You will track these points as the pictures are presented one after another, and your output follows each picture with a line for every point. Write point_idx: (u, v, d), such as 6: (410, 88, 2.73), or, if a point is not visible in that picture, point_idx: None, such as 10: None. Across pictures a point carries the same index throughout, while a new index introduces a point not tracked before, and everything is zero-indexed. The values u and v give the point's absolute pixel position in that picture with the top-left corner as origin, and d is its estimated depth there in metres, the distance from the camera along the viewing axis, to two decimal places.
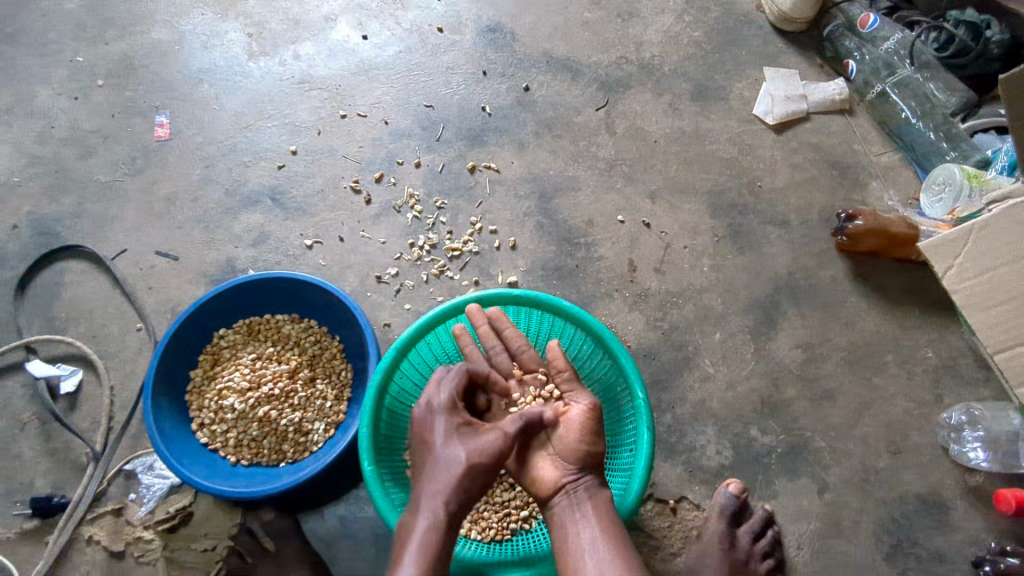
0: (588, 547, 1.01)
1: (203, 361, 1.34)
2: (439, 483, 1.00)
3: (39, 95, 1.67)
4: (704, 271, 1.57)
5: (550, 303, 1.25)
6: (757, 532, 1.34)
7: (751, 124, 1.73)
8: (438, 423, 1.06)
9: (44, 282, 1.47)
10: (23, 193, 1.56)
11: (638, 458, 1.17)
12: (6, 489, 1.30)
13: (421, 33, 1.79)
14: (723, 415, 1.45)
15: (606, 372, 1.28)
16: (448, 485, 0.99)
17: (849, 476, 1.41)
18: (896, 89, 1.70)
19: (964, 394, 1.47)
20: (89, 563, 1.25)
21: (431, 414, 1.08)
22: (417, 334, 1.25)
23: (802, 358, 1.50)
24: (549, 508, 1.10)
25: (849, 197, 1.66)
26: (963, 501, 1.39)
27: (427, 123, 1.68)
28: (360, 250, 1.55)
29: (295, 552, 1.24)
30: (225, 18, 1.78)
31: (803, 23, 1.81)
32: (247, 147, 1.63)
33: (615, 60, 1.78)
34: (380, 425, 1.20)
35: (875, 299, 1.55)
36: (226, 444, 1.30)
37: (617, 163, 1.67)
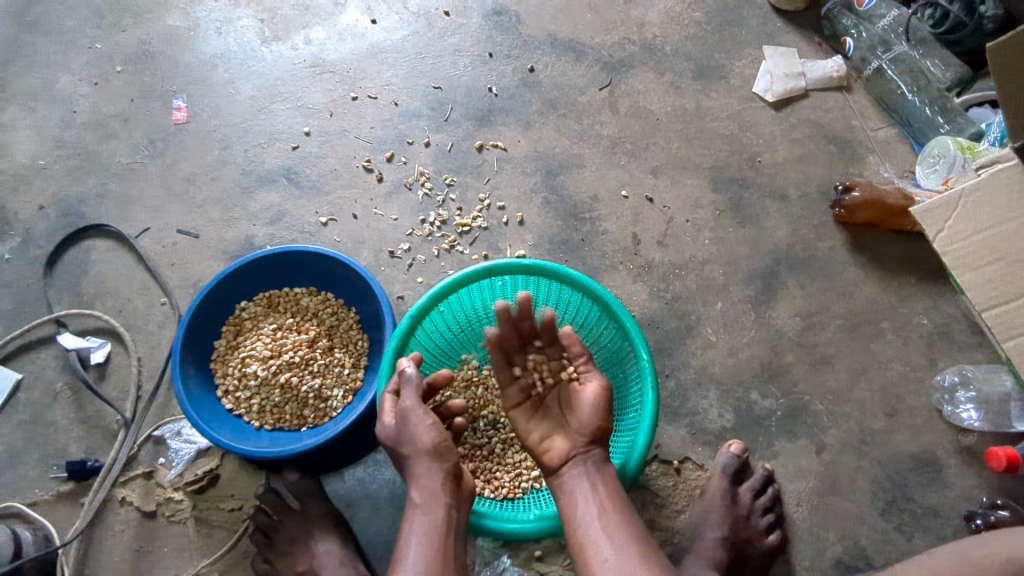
0: (598, 513, 1.07)
1: (226, 332, 1.40)
2: (417, 474, 1.11)
3: (61, 81, 1.72)
4: (707, 243, 1.62)
5: (558, 272, 1.30)
6: (758, 489, 1.40)
7: (751, 102, 1.77)
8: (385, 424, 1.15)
9: (71, 260, 1.54)
10: (48, 176, 1.62)
11: (644, 417, 1.22)
12: (41, 454, 1.37)
13: (428, 17, 1.84)
14: (725, 380, 1.50)
15: (613, 339, 1.33)
16: (421, 473, 1.11)
17: (847, 437, 1.47)
18: (893, 65, 1.74)
19: (958, 358, 1.53)
20: (123, 522, 1.32)
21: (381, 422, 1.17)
22: (429, 304, 1.29)
23: (801, 326, 1.56)
24: (556, 473, 1.14)
25: (846, 171, 1.71)
26: (956, 459, 1.45)
27: (436, 104, 1.73)
28: (373, 226, 1.61)
29: (318, 509, 1.30)
30: (238, 5, 1.83)
31: (802, 3, 1.85)
32: (262, 129, 1.69)
33: (618, 41, 1.83)
34: None
35: (871, 268, 1.60)
36: (250, 410, 1.36)
37: (621, 141, 1.72)
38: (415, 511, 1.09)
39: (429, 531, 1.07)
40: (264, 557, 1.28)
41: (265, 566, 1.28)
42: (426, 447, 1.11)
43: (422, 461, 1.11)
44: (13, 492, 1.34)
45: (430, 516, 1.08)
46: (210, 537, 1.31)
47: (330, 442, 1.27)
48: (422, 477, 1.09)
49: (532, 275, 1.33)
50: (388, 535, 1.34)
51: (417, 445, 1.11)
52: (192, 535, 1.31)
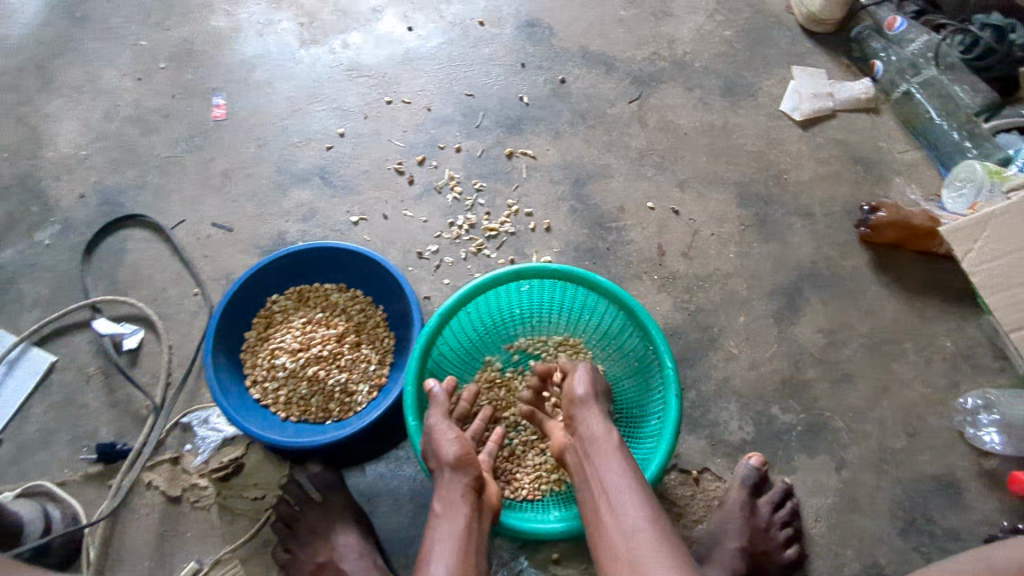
0: (615, 495, 1.04)
1: (257, 323, 1.43)
2: (440, 485, 1.14)
3: (106, 75, 1.77)
4: (731, 257, 1.64)
5: (585, 277, 1.31)
6: (777, 503, 1.40)
7: (779, 120, 1.79)
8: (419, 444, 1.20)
9: (109, 248, 1.58)
10: (90, 166, 1.67)
11: (667, 423, 1.23)
12: (72, 436, 1.40)
13: (463, 26, 1.88)
14: (746, 393, 1.51)
15: (637, 346, 1.35)
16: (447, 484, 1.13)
17: (867, 455, 1.47)
18: (922, 88, 1.76)
19: (981, 381, 1.52)
20: (148, 506, 1.34)
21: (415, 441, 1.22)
22: (457, 304, 1.30)
23: (823, 342, 1.56)
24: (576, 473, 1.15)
25: (872, 191, 1.72)
26: (977, 482, 1.45)
27: (468, 111, 1.76)
28: (402, 227, 1.64)
29: (340, 501, 1.31)
30: (280, 9, 1.88)
31: (832, 25, 1.88)
32: (298, 128, 1.73)
33: (648, 56, 1.86)
34: (423, 385, 1.28)
35: (895, 289, 1.61)
36: (277, 401, 1.38)
37: (649, 153, 1.74)
38: (438, 518, 1.10)
39: (451, 535, 1.06)
40: (284, 547, 1.29)
41: (285, 555, 1.29)
42: (446, 458, 1.14)
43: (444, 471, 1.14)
44: (42, 471, 1.37)
45: (451, 522, 1.08)
46: (233, 524, 1.33)
47: (355, 435, 1.29)
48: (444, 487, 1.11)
49: (559, 279, 1.34)
50: (407, 531, 1.35)
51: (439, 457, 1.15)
52: (216, 521, 1.33)
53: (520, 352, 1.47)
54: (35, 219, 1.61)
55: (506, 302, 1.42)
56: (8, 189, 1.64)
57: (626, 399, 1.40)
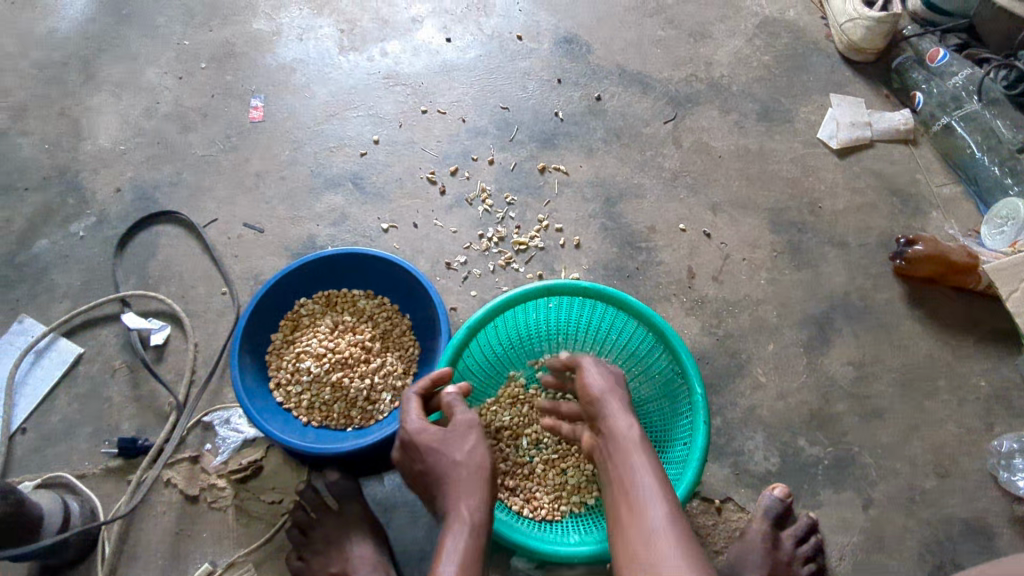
0: (638, 493, 0.95)
1: (283, 326, 1.43)
2: (454, 491, 1.04)
3: (148, 72, 1.80)
4: (762, 283, 1.61)
5: (616, 297, 1.29)
6: (800, 537, 1.36)
7: (816, 147, 1.77)
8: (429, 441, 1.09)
9: (141, 243, 1.59)
10: (127, 160, 1.68)
11: (693, 450, 1.21)
12: (94, 429, 1.40)
13: (502, 40, 1.88)
14: (772, 423, 1.48)
15: (665, 369, 1.33)
16: (465, 489, 1.03)
17: (895, 494, 1.43)
18: (963, 122, 1.73)
19: (1015, 424, 1.49)
20: (165, 504, 1.33)
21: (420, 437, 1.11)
22: (485, 318, 1.29)
23: (853, 375, 1.53)
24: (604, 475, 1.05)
25: (908, 224, 1.69)
26: (1008, 529, 1.40)
27: (502, 124, 1.76)
28: (432, 237, 1.63)
29: (357, 511, 1.29)
30: (320, 15, 1.90)
31: (872, 55, 1.86)
32: (333, 133, 1.74)
33: (685, 78, 1.85)
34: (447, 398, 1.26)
35: (930, 325, 1.58)
36: (299, 405, 1.38)
37: (682, 174, 1.73)
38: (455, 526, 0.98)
39: (473, 548, 0.94)
40: (298, 554, 1.27)
41: (299, 562, 1.27)
42: (470, 458, 1.07)
43: (462, 474, 1.05)
44: (63, 462, 1.37)
45: (473, 535, 0.97)
46: (249, 527, 1.32)
47: (377, 445, 1.28)
48: (467, 492, 1.02)
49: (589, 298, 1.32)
50: (423, 544, 1.33)
51: (456, 457, 1.07)
52: (232, 523, 1.32)
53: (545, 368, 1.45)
54: (71, 211, 1.62)
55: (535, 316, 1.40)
56: (46, 180, 1.66)
57: (652, 422, 1.38)
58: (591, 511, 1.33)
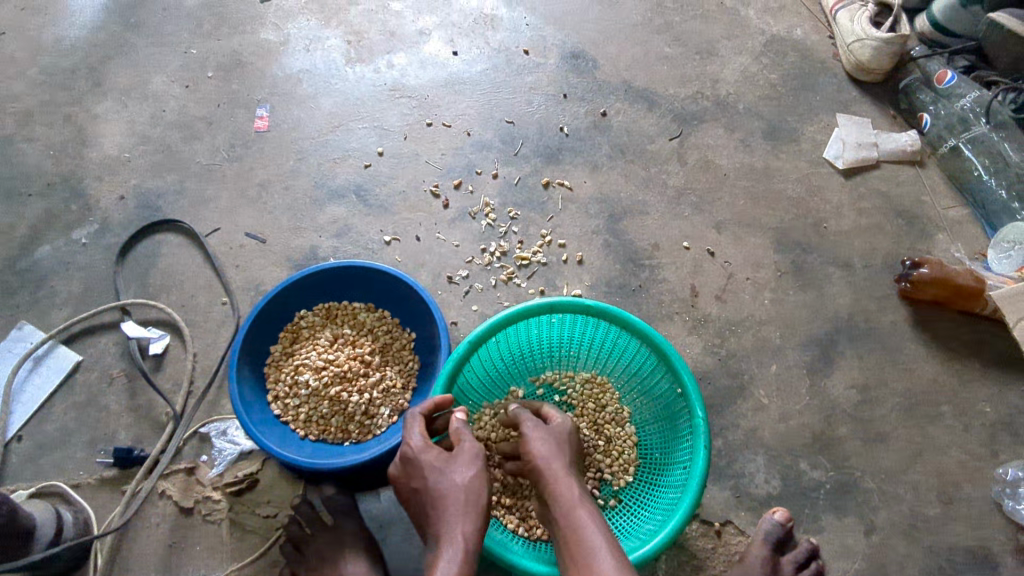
0: (591, 559, 0.97)
1: (283, 337, 1.42)
2: (447, 517, 1.04)
3: (154, 80, 1.80)
4: (765, 303, 1.60)
5: (619, 316, 1.28)
6: (800, 562, 1.34)
7: (822, 167, 1.77)
8: (430, 462, 1.09)
9: (143, 251, 1.59)
10: (131, 168, 1.68)
11: (693, 474, 1.19)
12: (90, 438, 1.39)
13: (508, 53, 1.89)
14: (774, 445, 1.46)
15: (667, 390, 1.31)
16: (458, 516, 1.03)
17: (897, 520, 1.41)
18: (970, 145, 1.72)
19: (1020, 452, 1.47)
20: (159, 515, 1.32)
21: (421, 458, 1.10)
22: (485, 334, 1.28)
23: (857, 399, 1.51)
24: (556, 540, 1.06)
25: (913, 246, 1.68)
26: (1013, 559, 1.38)
27: (507, 138, 1.76)
28: (434, 250, 1.63)
29: (352, 527, 1.28)
30: (328, 26, 1.90)
31: (879, 75, 1.86)
32: (338, 144, 1.73)
33: (691, 95, 1.85)
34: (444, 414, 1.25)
35: (935, 349, 1.56)
36: (297, 418, 1.37)
37: (687, 192, 1.72)
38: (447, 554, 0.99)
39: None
40: (292, 570, 1.26)
41: None
42: (468, 486, 1.07)
43: (458, 500, 1.05)
44: (58, 471, 1.37)
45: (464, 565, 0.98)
46: (242, 541, 1.31)
47: (373, 461, 1.27)
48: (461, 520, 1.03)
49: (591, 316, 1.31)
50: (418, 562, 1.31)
51: (456, 482, 1.07)
52: (225, 537, 1.31)
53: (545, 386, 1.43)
54: (73, 217, 1.62)
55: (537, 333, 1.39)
56: (50, 186, 1.66)
57: (652, 443, 1.36)
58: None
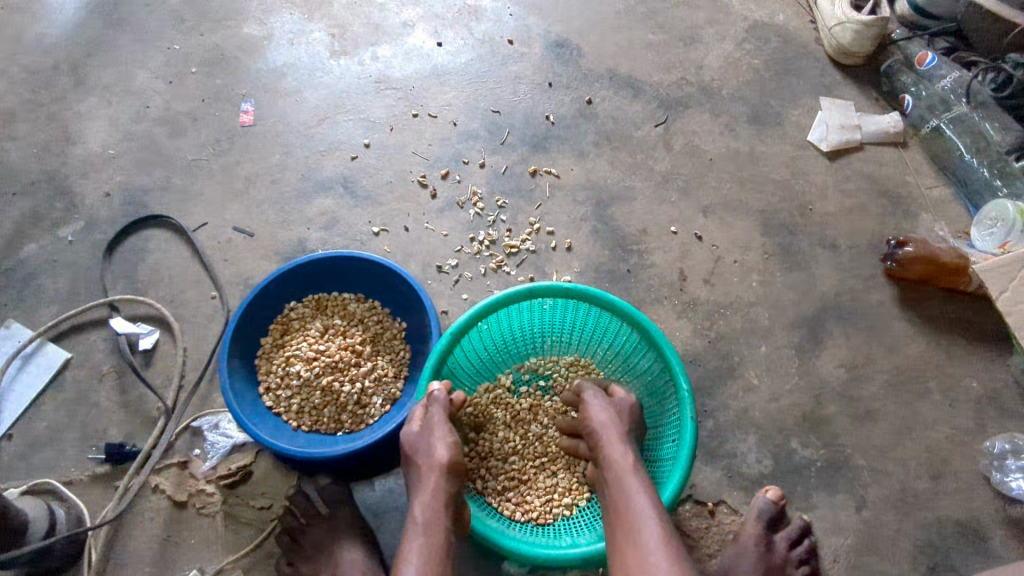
0: (635, 515, 1.03)
1: (273, 330, 1.42)
2: (425, 489, 1.10)
3: (138, 77, 1.79)
4: (753, 285, 1.61)
5: (598, 296, 1.28)
6: (794, 539, 1.35)
7: (806, 150, 1.78)
8: (410, 441, 1.16)
9: (130, 247, 1.58)
10: (116, 165, 1.68)
11: (682, 446, 1.20)
12: (81, 435, 1.38)
13: (492, 44, 1.89)
14: (765, 426, 1.48)
15: (652, 368, 1.32)
16: (432, 488, 1.09)
17: (888, 495, 1.43)
18: (952, 124, 1.75)
19: (1007, 425, 1.49)
20: (153, 510, 1.32)
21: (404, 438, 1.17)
22: (469, 323, 1.27)
23: (845, 377, 1.53)
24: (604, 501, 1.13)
25: (898, 226, 1.69)
26: (1001, 530, 1.40)
27: (493, 127, 1.77)
28: (423, 240, 1.63)
29: (347, 516, 1.28)
30: (311, 19, 1.90)
31: (861, 58, 1.87)
32: (324, 138, 1.73)
33: (675, 81, 1.86)
34: None
35: (921, 327, 1.58)
36: (289, 410, 1.37)
37: (673, 177, 1.73)
38: (413, 525, 1.05)
39: (429, 546, 1.01)
40: (288, 559, 1.26)
41: (289, 567, 1.26)
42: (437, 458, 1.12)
43: (428, 472, 1.11)
44: (50, 469, 1.36)
45: (427, 534, 1.03)
46: (237, 533, 1.31)
47: (366, 449, 1.27)
48: (431, 490, 1.08)
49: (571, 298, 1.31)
50: None
51: (430, 456, 1.13)
52: (221, 529, 1.31)
53: (533, 372, 1.44)
54: (59, 215, 1.61)
55: (520, 320, 1.39)
56: (35, 184, 1.65)
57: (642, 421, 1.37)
58: (582, 513, 1.32)
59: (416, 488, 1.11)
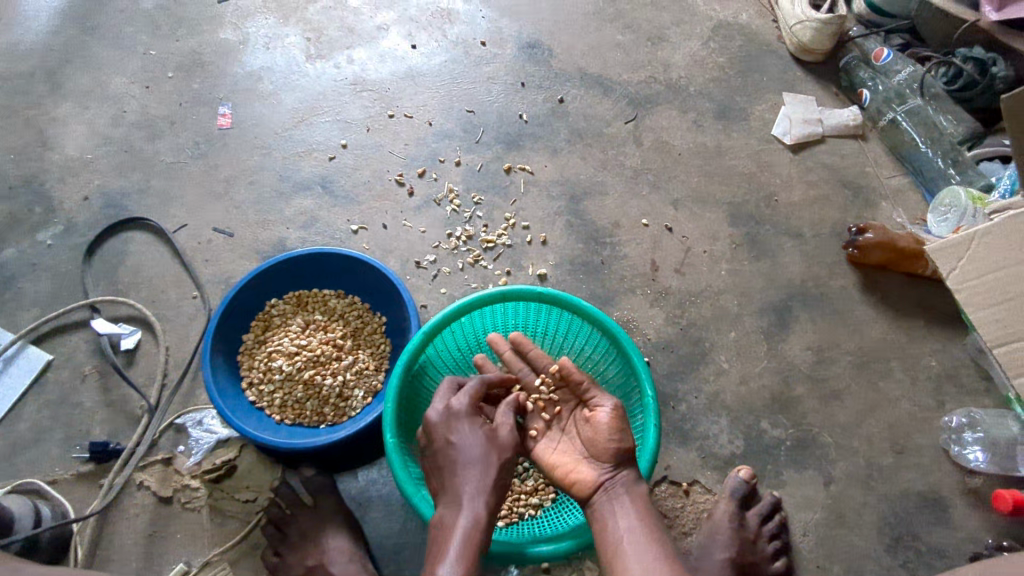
0: (629, 532, 1.06)
1: (255, 326, 1.45)
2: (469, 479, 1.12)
3: (114, 82, 1.81)
4: (722, 274, 1.67)
5: (570, 302, 1.33)
6: (765, 515, 1.40)
7: (771, 143, 1.85)
8: (461, 428, 1.17)
9: (110, 249, 1.59)
10: (94, 169, 1.69)
11: (644, 450, 1.24)
12: (65, 434, 1.40)
13: (466, 46, 1.93)
14: (735, 408, 1.53)
15: (621, 372, 1.36)
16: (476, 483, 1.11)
17: (854, 471, 1.49)
18: (907, 117, 1.81)
19: (965, 400, 1.56)
20: (138, 506, 1.34)
21: (452, 419, 1.17)
22: (441, 323, 1.31)
23: (812, 359, 1.59)
24: (589, 506, 1.13)
25: (860, 215, 1.76)
26: (962, 500, 1.46)
27: (468, 127, 1.81)
28: (401, 236, 1.66)
29: (331, 506, 1.30)
30: (287, 23, 1.93)
31: (821, 55, 1.95)
32: (301, 139, 1.76)
33: (644, 80, 1.92)
34: (402, 403, 1.28)
35: (882, 309, 1.65)
36: (272, 404, 1.39)
37: (644, 172, 1.79)
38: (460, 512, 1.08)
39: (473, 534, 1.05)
40: (274, 550, 1.28)
41: (275, 558, 1.28)
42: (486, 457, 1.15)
43: (473, 463, 1.13)
44: (34, 469, 1.37)
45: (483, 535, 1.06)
46: (223, 526, 1.33)
47: (347, 441, 1.29)
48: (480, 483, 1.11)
49: (543, 303, 1.36)
50: (399, 537, 1.35)
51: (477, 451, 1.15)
52: (206, 523, 1.33)
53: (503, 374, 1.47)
54: (38, 219, 1.62)
55: (492, 323, 1.44)
56: (12, 189, 1.66)
57: None
58: (547, 513, 1.35)
59: (474, 484, 1.11)
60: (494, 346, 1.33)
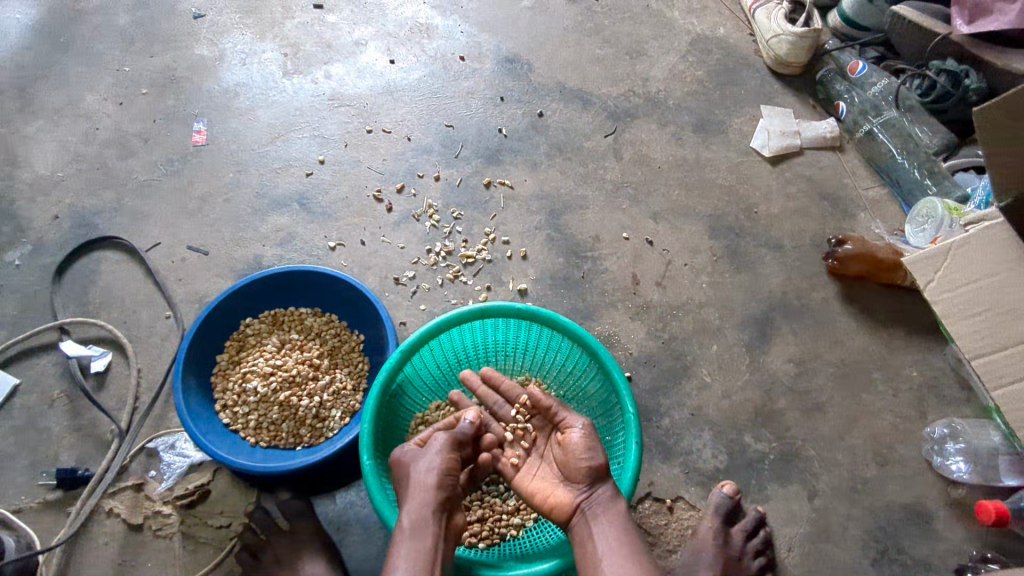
0: (607, 553, 1.05)
1: (229, 346, 1.42)
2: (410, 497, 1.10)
3: (86, 99, 1.78)
4: (703, 287, 1.67)
5: (548, 317, 1.31)
6: (749, 531, 1.38)
7: (750, 156, 1.85)
8: (403, 455, 1.16)
9: (80, 270, 1.56)
10: (65, 187, 1.66)
11: (626, 468, 1.21)
12: (31, 461, 1.36)
13: (444, 60, 1.93)
14: (719, 422, 1.52)
15: (601, 388, 1.34)
16: (414, 500, 1.09)
17: (838, 484, 1.48)
18: (884, 129, 1.82)
19: (947, 411, 1.56)
20: (108, 535, 1.29)
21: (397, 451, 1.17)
22: (419, 341, 1.29)
23: (793, 371, 1.59)
24: (570, 530, 1.11)
25: (839, 226, 1.77)
26: (945, 511, 1.46)
27: (447, 141, 1.80)
28: (380, 253, 1.65)
29: (307, 530, 1.27)
30: (263, 39, 1.92)
31: (798, 68, 1.97)
32: (278, 155, 1.74)
33: (623, 93, 1.92)
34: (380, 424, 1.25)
35: (863, 321, 1.65)
36: (246, 426, 1.36)
37: (623, 186, 1.78)
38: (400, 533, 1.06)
39: (414, 554, 1.03)
40: None
41: None
42: (424, 474, 1.12)
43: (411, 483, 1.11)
44: None
45: (416, 542, 1.05)
46: (195, 553, 1.29)
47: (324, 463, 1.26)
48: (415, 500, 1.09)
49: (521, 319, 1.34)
50: (377, 560, 1.32)
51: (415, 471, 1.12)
52: (178, 551, 1.29)
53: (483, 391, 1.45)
54: (6, 240, 1.59)
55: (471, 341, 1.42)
56: None
57: None
58: (530, 534, 1.32)
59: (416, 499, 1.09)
60: (467, 382, 1.32)
